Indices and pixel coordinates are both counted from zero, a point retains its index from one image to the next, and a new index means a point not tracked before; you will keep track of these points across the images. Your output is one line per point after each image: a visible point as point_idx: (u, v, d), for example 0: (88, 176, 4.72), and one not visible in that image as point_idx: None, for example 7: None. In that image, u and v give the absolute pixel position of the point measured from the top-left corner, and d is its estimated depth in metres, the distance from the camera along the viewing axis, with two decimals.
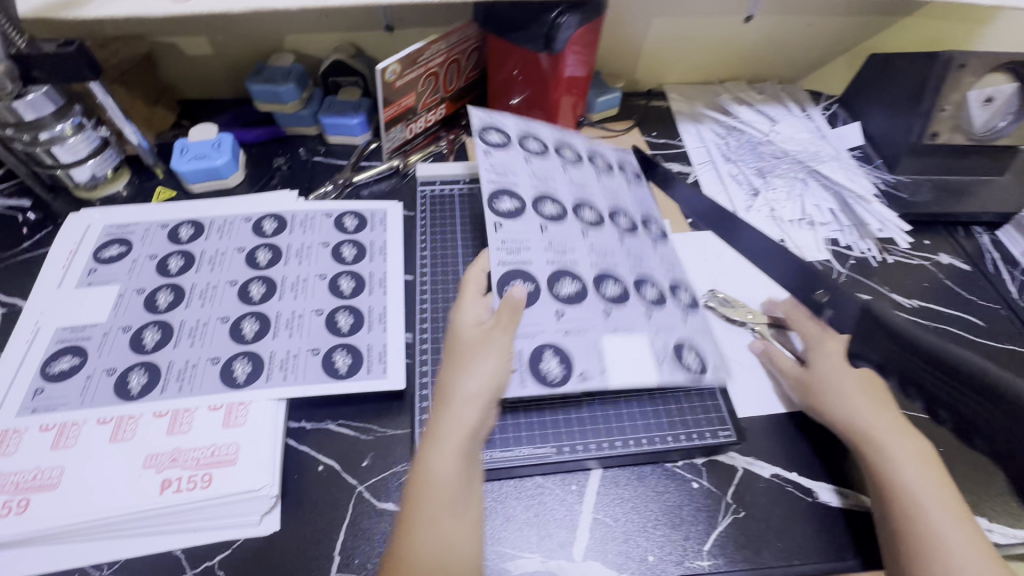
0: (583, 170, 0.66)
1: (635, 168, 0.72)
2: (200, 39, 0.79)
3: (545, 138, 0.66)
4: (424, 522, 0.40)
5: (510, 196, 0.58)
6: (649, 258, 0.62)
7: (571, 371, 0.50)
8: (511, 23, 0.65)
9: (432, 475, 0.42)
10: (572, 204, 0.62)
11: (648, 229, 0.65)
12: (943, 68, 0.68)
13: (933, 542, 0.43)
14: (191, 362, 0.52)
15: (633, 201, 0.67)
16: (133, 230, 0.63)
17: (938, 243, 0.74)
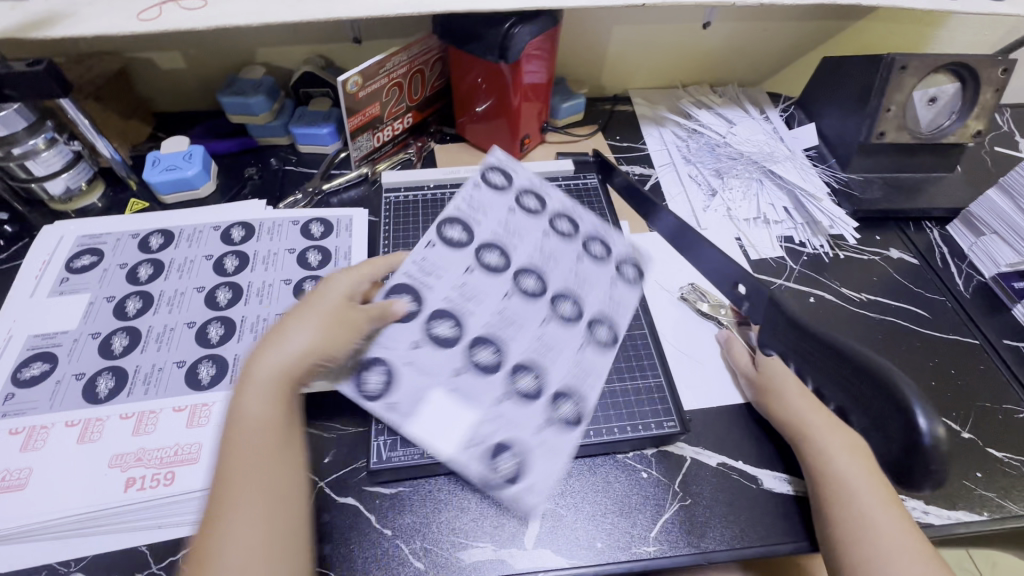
0: (566, 246, 0.62)
1: (637, 267, 0.62)
2: (174, 54, 0.81)
3: (554, 203, 0.65)
4: (238, 464, 0.40)
5: (459, 226, 0.61)
6: (555, 355, 0.55)
7: (388, 398, 0.51)
8: (468, 34, 0.68)
9: (246, 419, 0.42)
10: (520, 267, 0.60)
11: (593, 331, 0.57)
12: (886, 71, 0.71)
13: (865, 532, 0.45)
14: (157, 366, 0.54)
15: (605, 297, 0.59)
16: (105, 241, 0.65)
17: (889, 238, 0.76)
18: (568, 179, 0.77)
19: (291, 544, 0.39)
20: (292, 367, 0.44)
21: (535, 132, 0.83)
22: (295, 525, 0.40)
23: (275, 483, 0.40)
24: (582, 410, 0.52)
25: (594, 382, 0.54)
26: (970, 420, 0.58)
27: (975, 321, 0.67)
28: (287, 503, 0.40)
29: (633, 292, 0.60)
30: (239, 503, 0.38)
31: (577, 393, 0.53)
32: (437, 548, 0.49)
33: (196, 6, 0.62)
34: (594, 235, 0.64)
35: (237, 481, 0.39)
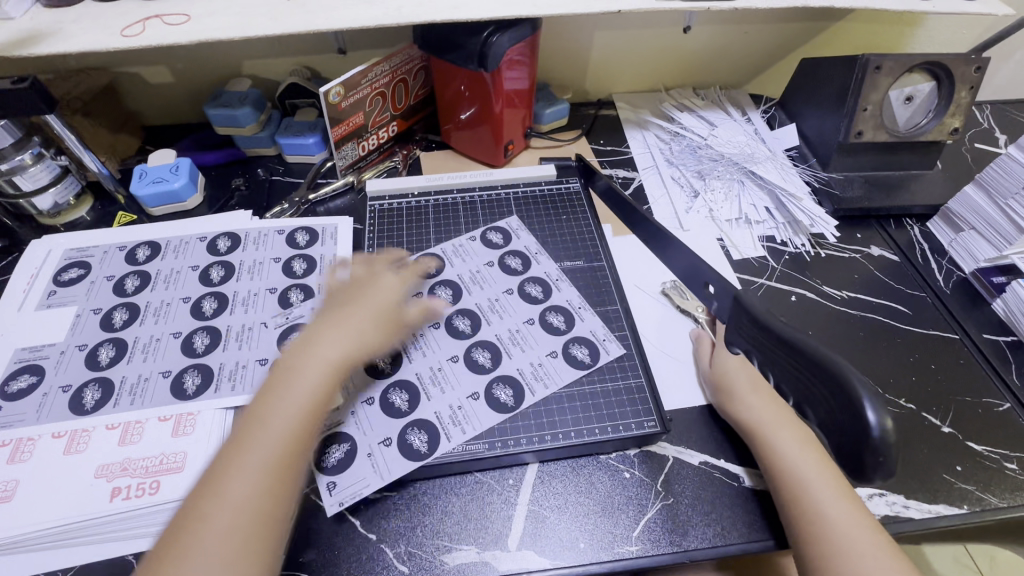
0: (523, 308, 0.64)
1: (588, 360, 0.59)
2: (162, 69, 0.82)
3: (539, 270, 0.68)
4: (267, 407, 0.45)
5: (436, 262, 0.68)
6: (441, 394, 0.56)
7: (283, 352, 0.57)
8: (448, 44, 0.69)
9: (288, 373, 0.47)
10: (464, 310, 0.63)
11: (493, 391, 0.57)
12: (861, 71, 0.72)
13: (819, 522, 0.45)
14: (142, 377, 0.55)
15: (531, 364, 0.59)
16: (92, 254, 0.66)
17: (870, 236, 0.77)
18: (550, 184, 0.78)
19: (285, 493, 0.42)
20: (343, 337, 0.50)
21: (519, 138, 0.84)
22: (293, 478, 0.43)
23: (280, 453, 0.43)
24: (435, 436, 0.54)
25: (459, 433, 0.54)
26: (950, 415, 0.59)
27: (955, 317, 0.68)
28: (296, 457, 0.44)
29: (572, 372, 0.58)
30: (254, 441, 0.43)
31: (436, 427, 0.54)
32: (422, 551, 0.49)
33: (179, 22, 0.63)
34: (553, 308, 0.64)
35: (260, 421, 0.44)
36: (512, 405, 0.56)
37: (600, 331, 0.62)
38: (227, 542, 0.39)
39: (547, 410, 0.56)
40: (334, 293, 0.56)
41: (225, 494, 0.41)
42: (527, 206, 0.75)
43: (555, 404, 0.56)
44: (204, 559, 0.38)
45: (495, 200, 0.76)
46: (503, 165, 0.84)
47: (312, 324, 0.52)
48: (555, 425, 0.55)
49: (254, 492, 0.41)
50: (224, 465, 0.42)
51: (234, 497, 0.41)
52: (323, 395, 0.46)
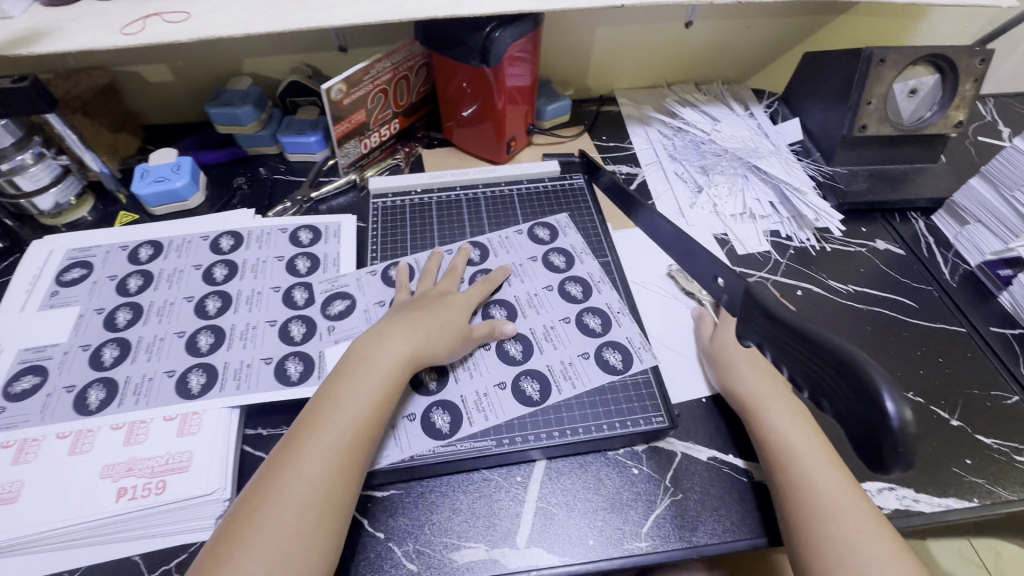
0: (561, 305, 0.63)
1: (620, 364, 0.59)
2: (162, 67, 0.82)
3: (582, 269, 0.67)
4: (341, 392, 0.48)
5: (480, 250, 0.69)
6: (470, 378, 0.57)
7: (335, 322, 0.60)
8: (450, 39, 0.69)
9: (361, 365, 0.50)
10: (505, 302, 0.63)
11: (520, 383, 0.57)
12: (865, 64, 0.72)
13: (811, 496, 0.46)
14: (147, 377, 0.54)
15: (562, 362, 0.59)
16: (94, 253, 0.66)
17: (875, 229, 0.77)
18: (554, 181, 0.78)
19: (352, 475, 0.45)
20: (410, 336, 0.53)
21: (522, 134, 0.83)
22: (360, 462, 0.46)
23: (346, 440, 0.46)
24: (458, 419, 0.54)
25: (481, 419, 0.54)
26: (958, 408, 0.59)
27: (962, 310, 0.68)
28: (364, 441, 0.47)
29: (602, 377, 0.58)
30: (329, 423, 0.46)
31: (460, 409, 0.55)
32: (430, 549, 0.49)
33: (179, 19, 0.63)
34: (588, 308, 0.63)
35: (335, 405, 0.48)
36: (537, 400, 0.56)
37: (636, 340, 0.61)
38: (300, 513, 0.42)
39: (554, 406, 0.56)
40: (407, 300, 0.59)
41: (301, 469, 0.44)
42: (531, 202, 0.75)
43: (565, 400, 0.56)
44: (280, 527, 0.41)
45: (499, 197, 0.76)
46: (506, 161, 0.84)
47: (382, 324, 0.55)
48: (568, 420, 0.55)
49: (327, 470, 0.44)
50: (294, 444, 0.46)
51: (309, 473, 0.44)
52: (392, 385, 0.50)
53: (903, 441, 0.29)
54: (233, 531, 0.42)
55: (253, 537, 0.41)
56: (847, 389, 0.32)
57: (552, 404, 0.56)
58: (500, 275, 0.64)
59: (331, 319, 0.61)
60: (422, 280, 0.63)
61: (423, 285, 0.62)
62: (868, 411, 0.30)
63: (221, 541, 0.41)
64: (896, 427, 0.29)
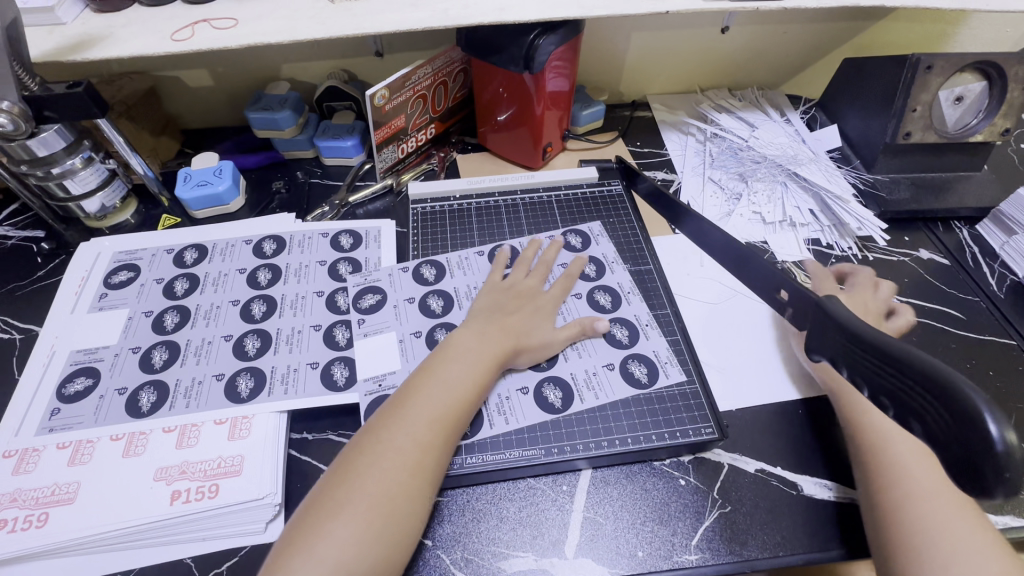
0: (590, 314, 0.63)
1: (648, 372, 0.58)
2: (202, 72, 0.83)
3: (612, 279, 0.66)
4: (446, 368, 0.51)
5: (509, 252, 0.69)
6: (494, 381, 0.57)
7: (365, 316, 0.61)
8: (491, 46, 0.69)
9: (461, 348, 0.53)
10: (586, 292, 0.65)
11: (543, 389, 0.56)
12: (911, 71, 0.71)
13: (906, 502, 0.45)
14: (197, 380, 0.55)
15: (586, 371, 0.58)
16: (141, 256, 0.66)
17: (918, 238, 0.75)
18: (592, 187, 0.78)
19: (449, 447, 0.48)
20: (505, 330, 0.56)
21: (558, 140, 0.83)
22: (455, 433, 0.48)
23: (448, 411, 0.48)
24: (479, 418, 0.54)
25: (502, 421, 0.54)
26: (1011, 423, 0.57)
27: (1011, 322, 0.66)
28: (461, 418, 0.49)
29: (627, 389, 0.57)
30: (432, 392, 0.49)
31: (481, 410, 0.55)
32: (479, 557, 0.48)
33: (227, 26, 0.64)
34: (618, 319, 0.62)
35: (439, 378, 0.50)
36: (559, 408, 0.55)
37: (663, 354, 0.60)
38: (407, 473, 0.44)
39: (602, 415, 0.55)
40: (498, 293, 0.60)
41: (411, 431, 0.46)
42: (570, 208, 0.75)
43: (611, 409, 0.56)
44: (389, 480, 0.44)
45: (537, 203, 0.76)
46: (541, 166, 0.84)
47: (477, 320, 0.57)
48: (590, 424, 0.55)
49: (433, 437, 0.47)
50: (402, 407, 0.48)
51: (415, 434, 0.46)
52: (490, 369, 0.52)
53: (1008, 466, 0.29)
54: (344, 476, 0.44)
55: (365, 483, 0.43)
56: (945, 414, 0.31)
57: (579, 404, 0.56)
58: (576, 268, 0.65)
59: (362, 312, 0.61)
60: (517, 266, 0.65)
61: (516, 274, 0.64)
62: (967, 435, 0.30)
63: (330, 485, 0.44)
64: (1001, 451, 0.29)
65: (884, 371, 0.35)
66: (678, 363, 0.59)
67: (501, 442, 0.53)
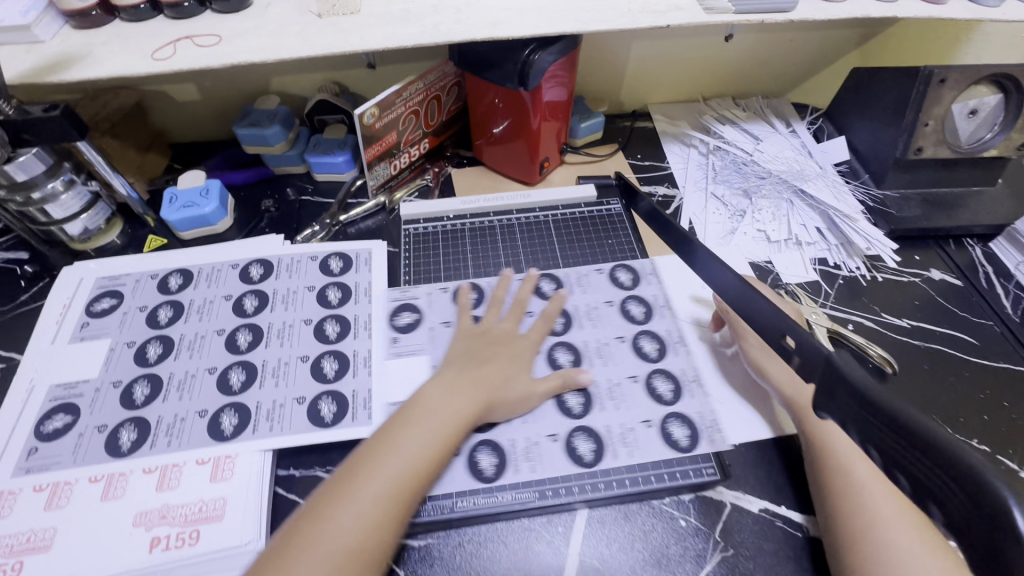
0: (632, 360, 0.60)
1: (687, 433, 0.55)
2: (189, 86, 0.81)
3: (660, 326, 0.63)
4: (405, 433, 0.48)
5: (554, 283, 0.67)
6: (522, 424, 0.55)
7: (399, 334, 0.61)
8: (484, 62, 0.67)
9: (421, 412, 0.50)
10: (633, 334, 0.62)
11: (574, 439, 0.54)
12: (924, 84, 0.68)
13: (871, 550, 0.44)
14: (179, 417, 0.53)
15: (622, 425, 0.55)
16: (124, 282, 0.64)
17: (929, 257, 0.73)
18: (590, 206, 0.75)
19: (400, 524, 0.44)
20: (477, 389, 0.52)
21: (555, 155, 0.81)
22: (406, 513, 0.45)
23: (401, 487, 0.45)
24: (504, 463, 0.52)
25: (528, 469, 0.52)
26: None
27: None
28: (416, 492, 0.46)
29: (662, 450, 0.54)
30: (385, 465, 0.46)
31: (508, 453, 0.53)
32: None
33: (210, 43, 0.62)
34: (658, 372, 0.59)
35: (396, 447, 0.47)
36: (590, 462, 0.53)
37: (707, 418, 0.56)
38: (344, 563, 0.41)
39: (596, 463, 0.53)
40: (473, 340, 0.58)
41: (357, 509, 0.43)
42: (568, 228, 0.73)
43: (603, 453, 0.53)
44: (321, 572, 0.40)
45: (533, 223, 0.73)
46: (538, 182, 0.81)
47: (449, 373, 0.54)
48: (585, 464, 0.53)
49: (380, 518, 0.43)
50: (347, 480, 0.44)
51: (361, 514, 0.43)
52: (451, 437, 0.49)
53: None
54: (275, 560, 0.40)
55: (299, 572, 0.39)
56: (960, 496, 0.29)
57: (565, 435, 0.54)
58: (554, 306, 0.63)
59: (397, 330, 0.61)
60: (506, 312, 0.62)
61: (488, 318, 0.61)
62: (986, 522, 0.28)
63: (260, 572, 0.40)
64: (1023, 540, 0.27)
65: (905, 450, 0.32)
66: (722, 429, 0.55)
67: (518, 494, 0.51)
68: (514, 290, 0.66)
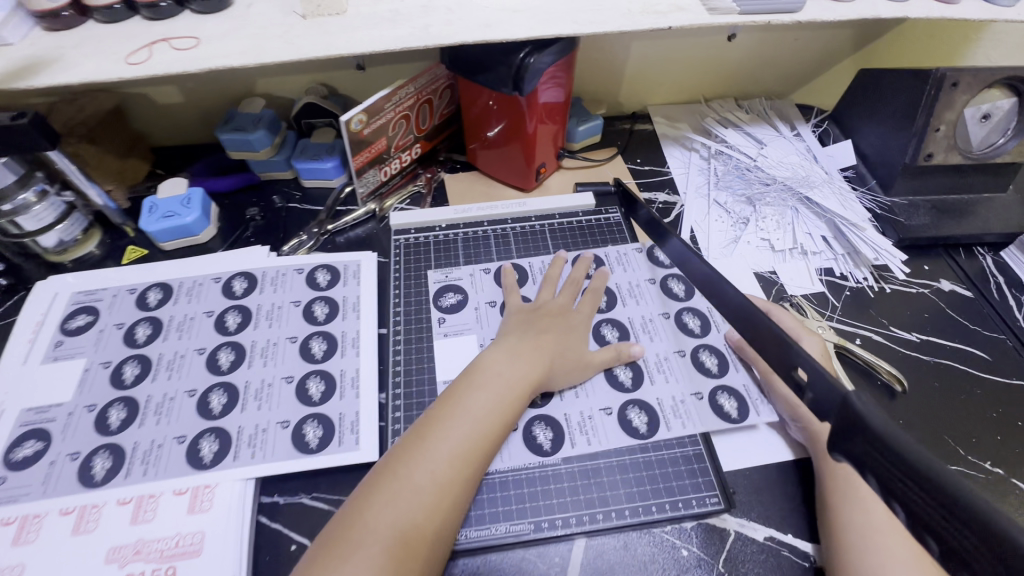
0: (678, 337, 0.61)
1: (735, 406, 0.56)
2: (171, 88, 0.77)
3: (702, 302, 0.64)
4: (470, 396, 0.49)
5: (597, 265, 0.67)
6: (576, 398, 0.55)
7: (447, 315, 0.62)
8: (477, 65, 0.64)
9: (484, 377, 0.50)
10: (676, 311, 0.63)
11: (628, 412, 0.55)
12: (936, 87, 0.65)
13: None
14: (156, 443, 0.50)
15: (673, 399, 0.56)
16: (100, 297, 0.61)
17: (938, 267, 0.70)
18: (588, 215, 0.73)
19: (471, 485, 0.45)
20: (538, 356, 0.53)
21: (551, 160, 0.78)
22: (477, 471, 0.46)
23: (471, 447, 0.46)
24: (560, 435, 0.53)
25: (584, 442, 0.52)
26: None
27: None
28: (484, 454, 0.47)
29: (716, 422, 0.54)
30: (455, 425, 0.46)
31: (563, 427, 0.53)
32: None
33: (189, 45, 0.58)
34: (703, 348, 0.60)
35: (464, 408, 0.48)
36: (644, 433, 0.53)
37: (754, 389, 0.57)
38: (423, 515, 0.42)
39: (596, 481, 0.51)
40: (527, 313, 0.58)
41: (430, 468, 0.44)
42: (565, 237, 0.70)
43: (605, 462, 0.52)
44: (401, 524, 0.41)
45: (529, 233, 0.71)
46: (534, 188, 0.78)
47: (508, 341, 0.54)
48: (580, 494, 0.50)
49: (454, 475, 0.44)
50: (418, 440, 0.46)
51: (435, 471, 0.44)
52: (516, 400, 0.50)
53: None
54: (356, 513, 0.42)
55: (380, 524, 0.41)
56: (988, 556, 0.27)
57: (559, 460, 0.51)
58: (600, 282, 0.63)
59: (444, 310, 0.63)
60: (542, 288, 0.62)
61: (542, 295, 0.61)
62: None
63: (341, 526, 0.41)
64: None
65: (934, 505, 0.29)
66: (770, 400, 0.56)
67: (583, 461, 0.52)
68: (567, 273, 0.66)
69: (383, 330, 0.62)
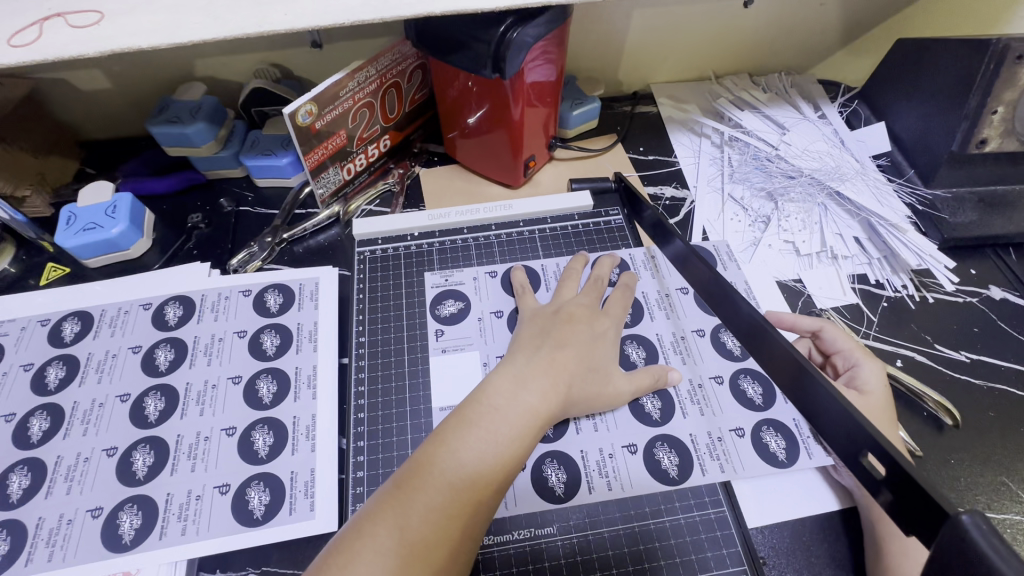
0: (713, 359, 0.52)
1: (783, 445, 0.47)
2: (94, 73, 0.66)
3: None
4: (466, 436, 0.37)
5: (620, 269, 0.58)
6: (594, 432, 0.47)
7: (445, 327, 0.54)
8: (449, 41, 0.53)
9: (485, 411, 0.39)
10: (713, 327, 0.54)
11: (655, 450, 0.47)
12: (995, 60, 0.55)
13: None
14: (65, 519, 0.42)
15: (708, 436, 0.47)
16: (5, 331, 0.52)
17: (986, 272, 0.61)
18: (586, 217, 0.63)
19: (458, 548, 0.34)
20: (555, 382, 0.42)
21: (541, 152, 0.67)
22: (468, 532, 0.35)
23: (458, 500, 0.35)
24: (575, 479, 0.45)
25: (604, 487, 0.45)
26: None
27: None
28: (477, 508, 0.35)
29: (760, 464, 0.46)
30: (441, 473, 0.35)
31: (579, 467, 0.46)
32: None
33: (90, 21, 0.47)
34: (745, 372, 0.51)
35: (454, 452, 0.36)
36: (675, 477, 0.45)
37: (805, 425, 0.48)
38: None
39: (599, 548, 0.42)
40: (545, 320, 0.48)
41: (400, 528, 0.33)
42: (558, 244, 0.61)
43: (608, 525, 0.43)
44: None
45: (518, 239, 0.61)
46: (523, 183, 0.68)
47: (519, 361, 0.43)
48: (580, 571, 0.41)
49: (434, 537, 0.34)
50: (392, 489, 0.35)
51: (408, 533, 0.33)
52: (529, 434, 0.38)
53: None
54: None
55: None
56: None
57: (555, 529, 0.43)
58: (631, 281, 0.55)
59: (441, 322, 0.54)
60: (562, 285, 0.53)
61: (561, 296, 0.52)
62: None
63: None
64: None
65: None
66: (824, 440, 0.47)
67: (600, 516, 0.44)
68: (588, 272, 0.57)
69: (345, 360, 0.52)
